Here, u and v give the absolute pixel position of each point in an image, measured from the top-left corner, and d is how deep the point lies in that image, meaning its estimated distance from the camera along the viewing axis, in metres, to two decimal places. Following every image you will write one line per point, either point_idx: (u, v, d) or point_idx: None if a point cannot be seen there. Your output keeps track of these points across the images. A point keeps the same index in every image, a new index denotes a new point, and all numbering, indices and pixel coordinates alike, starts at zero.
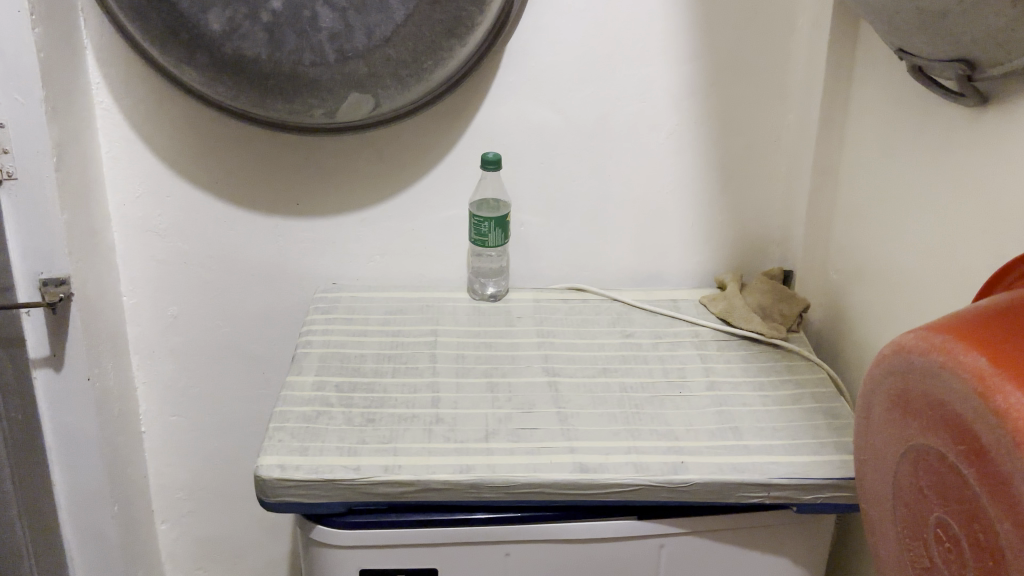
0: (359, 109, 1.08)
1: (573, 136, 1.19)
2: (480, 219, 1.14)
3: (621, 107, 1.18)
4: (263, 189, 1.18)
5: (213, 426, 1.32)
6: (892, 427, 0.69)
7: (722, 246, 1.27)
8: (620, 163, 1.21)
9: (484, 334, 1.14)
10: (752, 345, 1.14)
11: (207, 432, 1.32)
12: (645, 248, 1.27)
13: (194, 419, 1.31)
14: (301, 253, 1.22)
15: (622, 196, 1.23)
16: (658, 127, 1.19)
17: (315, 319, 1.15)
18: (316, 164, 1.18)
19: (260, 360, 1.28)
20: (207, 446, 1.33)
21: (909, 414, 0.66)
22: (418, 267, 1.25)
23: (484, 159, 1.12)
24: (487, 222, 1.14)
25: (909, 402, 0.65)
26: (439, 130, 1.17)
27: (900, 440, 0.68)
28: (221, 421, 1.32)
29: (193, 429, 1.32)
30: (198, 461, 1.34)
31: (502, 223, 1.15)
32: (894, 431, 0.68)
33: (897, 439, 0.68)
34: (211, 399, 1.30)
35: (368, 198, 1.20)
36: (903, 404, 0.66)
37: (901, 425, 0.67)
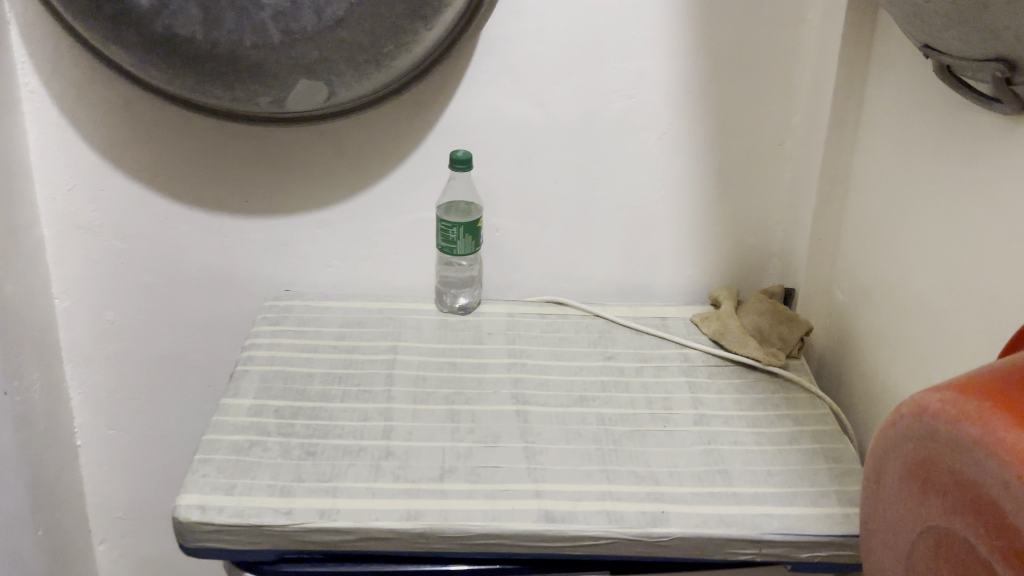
0: (311, 98, 0.96)
1: (554, 134, 1.07)
2: (449, 225, 1.03)
3: (607, 104, 1.06)
4: (208, 185, 1.07)
5: (156, 440, 1.21)
6: (908, 502, 0.57)
7: (717, 258, 1.16)
8: (605, 167, 1.10)
9: (448, 353, 1.02)
10: (748, 373, 1.02)
11: (147, 448, 1.21)
12: (632, 259, 1.15)
13: (134, 433, 1.20)
14: (251, 255, 1.11)
15: (607, 202, 1.12)
16: (648, 127, 1.08)
17: (261, 331, 1.03)
18: (267, 159, 1.06)
19: (206, 371, 1.17)
20: (148, 462, 1.22)
21: (930, 491, 0.54)
22: (381, 274, 1.13)
23: (453, 158, 1.00)
24: (456, 228, 1.02)
25: (931, 478, 0.54)
26: (406, 124, 1.05)
27: (917, 519, 0.56)
28: (164, 436, 1.20)
29: (133, 444, 1.20)
30: (138, 479, 1.23)
31: (473, 228, 1.03)
32: (911, 506, 0.57)
33: (914, 515, 0.56)
34: (152, 412, 1.19)
35: (326, 197, 1.08)
36: (922, 478, 0.55)
37: (919, 502, 0.55)
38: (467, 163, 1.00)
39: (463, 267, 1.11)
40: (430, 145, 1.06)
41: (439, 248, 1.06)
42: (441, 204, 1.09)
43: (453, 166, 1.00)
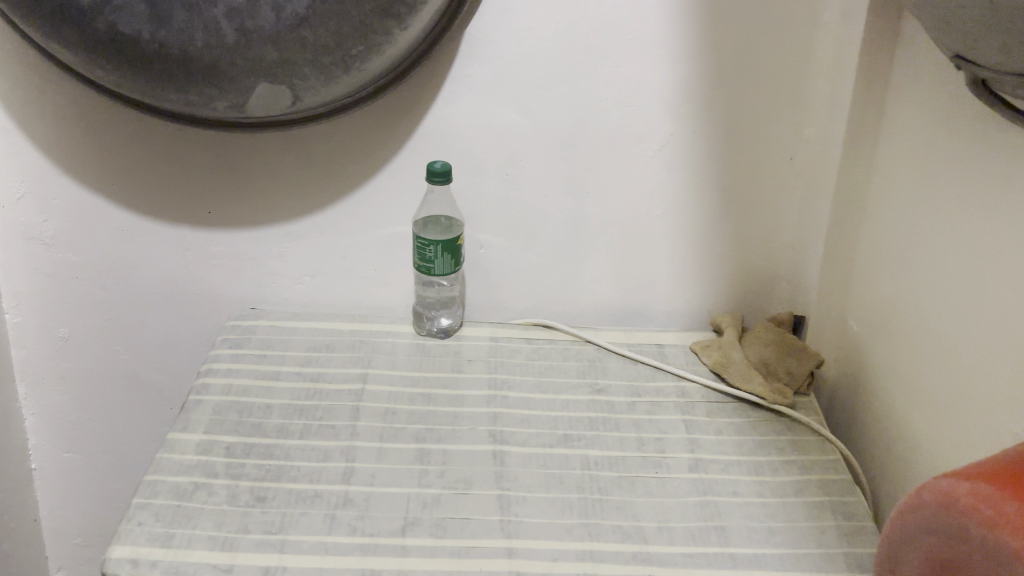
0: (274, 103, 0.87)
1: (543, 144, 0.98)
2: (426, 242, 0.94)
3: (601, 112, 0.97)
4: (168, 195, 0.98)
5: (115, 464, 1.13)
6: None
7: (720, 282, 1.06)
8: (598, 181, 1.01)
9: (423, 383, 0.94)
10: (751, 411, 0.93)
11: (106, 472, 1.13)
12: (628, 280, 1.06)
13: (91, 457, 1.12)
14: (214, 270, 1.02)
15: (601, 219, 1.03)
16: (645, 139, 0.99)
17: (220, 354, 0.95)
18: (231, 167, 0.97)
19: (167, 392, 1.09)
20: (106, 487, 1.14)
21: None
22: (355, 292, 1.05)
23: (429, 171, 0.91)
24: (434, 245, 0.94)
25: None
26: (382, 131, 0.96)
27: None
28: (124, 459, 1.13)
29: (90, 468, 1.13)
30: (97, 503, 1.15)
31: (452, 247, 0.94)
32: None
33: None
34: (110, 435, 1.11)
35: (295, 208, 1.00)
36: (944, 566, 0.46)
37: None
38: (445, 175, 0.91)
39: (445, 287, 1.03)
40: (408, 153, 0.98)
41: (415, 267, 0.97)
42: (420, 219, 1.00)
43: (430, 179, 0.92)
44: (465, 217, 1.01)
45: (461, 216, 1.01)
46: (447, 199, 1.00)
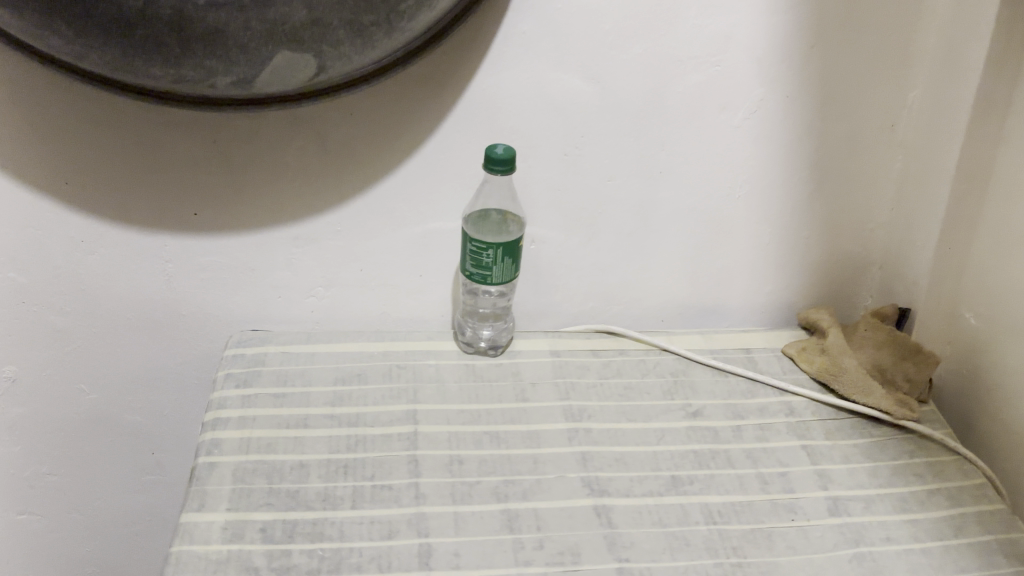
0: (292, 77, 0.67)
1: (610, 118, 0.80)
2: (483, 245, 0.75)
3: (682, 77, 0.79)
4: (145, 194, 0.77)
5: (87, 518, 0.93)
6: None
7: (803, 271, 0.92)
8: (673, 161, 0.84)
9: (485, 419, 0.76)
10: (872, 429, 0.79)
11: (75, 532, 0.93)
12: (702, 273, 0.91)
13: (55, 517, 0.92)
14: (204, 286, 0.82)
15: (673, 204, 0.86)
16: (728, 108, 0.82)
17: (227, 398, 0.76)
18: (224, 156, 0.77)
19: (147, 433, 0.90)
20: (77, 548, 0.95)
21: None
22: (380, 304, 0.86)
23: (490, 159, 0.72)
24: (493, 249, 0.75)
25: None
26: (415, 106, 0.77)
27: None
28: (98, 513, 0.93)
29: (54, 529, 0.93)
30: (65, 567, 0.96)
31: (514, 250, 0.76)
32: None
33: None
34: (78, 488, 0.91)
35: (306, 205, 0.80)
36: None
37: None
38: (509, 164, 0.73)
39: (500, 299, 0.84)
40: (448, 133, 0.79)
41: (465, 275, 0.79)
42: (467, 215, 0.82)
43: (489, 169, 0.73)
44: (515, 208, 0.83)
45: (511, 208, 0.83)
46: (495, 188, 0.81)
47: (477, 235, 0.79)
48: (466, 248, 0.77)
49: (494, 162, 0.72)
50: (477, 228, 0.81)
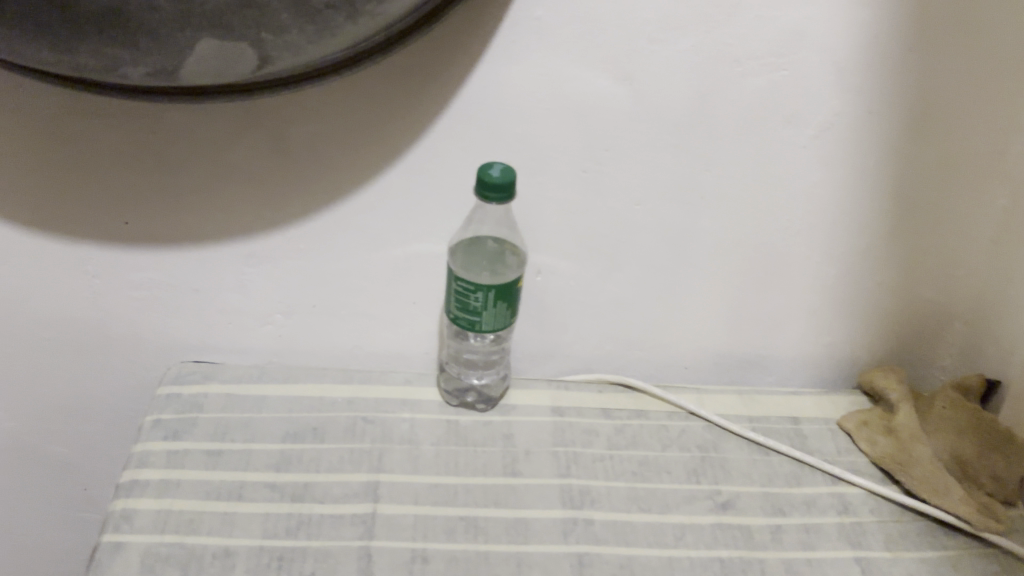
0: (227, 69, 0.52)
1: (643, 128, 0.64)
2: (470, 286, 0.60)
3: (739, 82, 0.62)
4: (62, 197, 0.63)
5: (11, 553, 0.81)
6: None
7: (871, 321, 0.75)
8: (719, 184, 0.67)
9: (463, 500, 0.62)
10: (945, 540, 0.64)
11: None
12: (745, 316, 0.75)
13: None
14: (139, 308, 0.68)
15: (716, 236, 0.70)
16: (794, 122, 0.64)
17: (150, 453, 0.62)
18: (159, 155, 0.62)
19: (78, 466, 0.77)
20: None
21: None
22: (352, 338, 0.72)
23: (483, 183, 0.57)
24: (483, 292, 0.60)
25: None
26: (398, 105, 0.61)
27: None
28: (28, 545, 0.81)
29: None
30: None
31: (511, 294, 0.61)
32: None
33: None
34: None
35: (262, 219, 0.65)
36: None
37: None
38: (507, 190, 0.57)
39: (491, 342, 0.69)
40: (438, 138, 0.63)
41: (449, 318, 0.63)
42: (456, 245, 0.67)
43: (481, 194, 0.57)
44: (518, 235, 0.68)
45: (513, 236, 0.67)
46: (496, 211, 0.66)
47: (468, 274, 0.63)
48: (451, 286, 0.62)
49: (487, 187, 0.57)
50: (468, 264, 0.65)
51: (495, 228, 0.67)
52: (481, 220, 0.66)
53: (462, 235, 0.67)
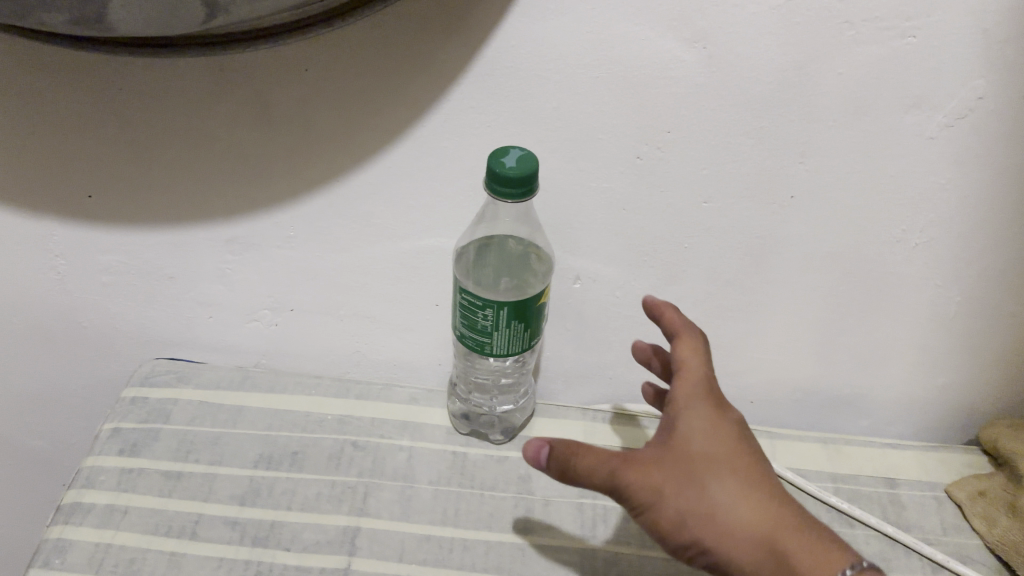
0: (168, 17, 0.40)
1: (717, 106, 0.49)
2: (476, 300, 0.48)
3: (849, 51, 0.46)
4: (14, 164, 0.53)
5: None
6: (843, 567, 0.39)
7: (1004, 364, 0.59)
8: (814, 182, 0.52)
9: (458, 560, 0.50)
10: None
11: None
12: (832, 345, 0.60)
13: None
14: (109, 294, 0.59)
15: (803, 246, 0.55)
16: (921, 106, 0.48)
17: (101, 471, 0.53)
18: (123, 120, 0.51)
19: (54, 462, 0.68)
20: None
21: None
22: (351, 341, 0.62)
23: (495, 175, 0.44)
24: (492, 309, 0.47)
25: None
26: (401, 68, 0.48)
27: (728, 498, 0.39)
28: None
29: None
30: None
31: (527, 314, 0.48)
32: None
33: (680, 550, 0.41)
34: None
35: (243, 199, 0.54)
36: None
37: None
38: (529, 184, 0.44)
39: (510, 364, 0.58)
40: (452, 111, 0.50)
41: (456, 334, 0.52)
42: (467, 246, 0.55)
43: (492, 190, 0.44)
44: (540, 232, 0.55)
45: (534, 234, 0.55)
46: (511, 210, 0.53)
47: (489, 292, 0.54)
48: (457, 298, 0.50)
49: (500, 181, 0.44)
50: (480, 274, 0.55)
51: (511, 227, 0.54)
52: (493, 218, 0.54)
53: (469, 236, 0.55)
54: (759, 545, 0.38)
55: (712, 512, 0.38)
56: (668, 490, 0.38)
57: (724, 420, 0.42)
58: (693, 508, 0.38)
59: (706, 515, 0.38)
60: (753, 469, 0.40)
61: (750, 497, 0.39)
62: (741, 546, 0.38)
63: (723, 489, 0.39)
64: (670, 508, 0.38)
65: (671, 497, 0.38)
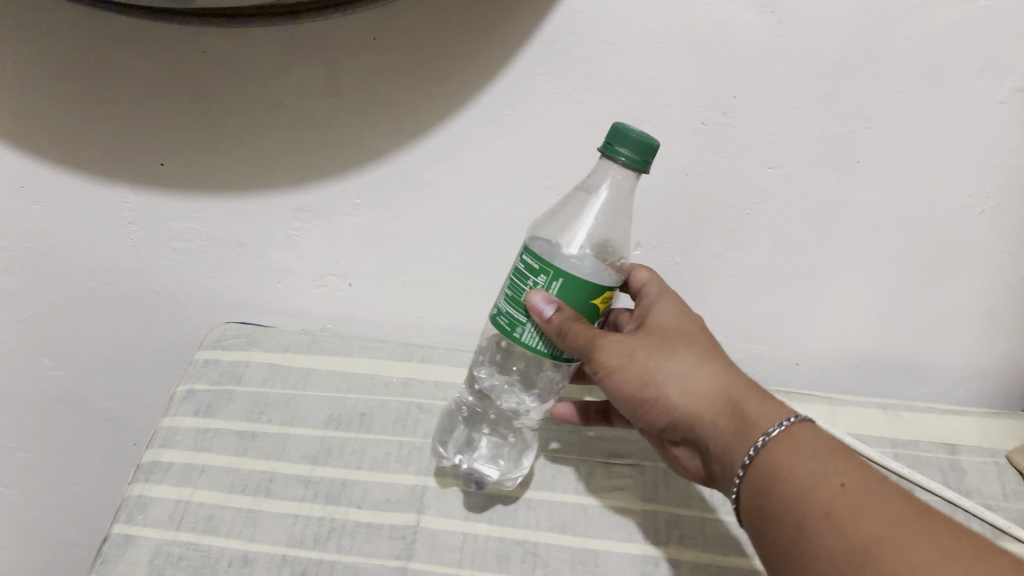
0: None
1: (784, 71, 0.49)
2: (534, 262, 0.41)
3: (920, 13, 0.46)
4: (93, 135, 0.54)
5: (66, 511, 0.75)
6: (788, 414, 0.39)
7: None
8: (881, 147, 0.51)
9: (524, 519, 0.51)
10: None
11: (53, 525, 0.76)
12: (893, 310, 0.60)
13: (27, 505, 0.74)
14: (182, 260, 0.61)
15: (868, 212, 0.55)
16: (994, 70, 0.47)
17: (177, 431, 0.55)
18: (194, 90, 0.52)
19: (130, 424, 0.71)
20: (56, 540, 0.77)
21: (802, 537, 0.35)
22: (415, 305, 0.63)
23: (631, 135, 0.39)
24: (546, 276, 0.41)
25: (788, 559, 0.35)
26: (466, 36, 0.49)
27: (694, 361, 0.42)
28: (77, 504, 0.75)
29: (28, 515, 0.75)
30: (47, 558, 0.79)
31: (580, 309, 0.42)
32: (819, 471, 0.36)
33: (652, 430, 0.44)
34: (51, 478, 0.73)
35: (310, 168, 0.55)
36: (874, 557, 0.31)
37: (832, 509, 0.34)
38: (631, 171, 0.41)
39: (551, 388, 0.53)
40: (519, 79, 0.50)
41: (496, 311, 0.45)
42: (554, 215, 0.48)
43: (637, 158, 0.39)
44: (621, 231, 0.46)
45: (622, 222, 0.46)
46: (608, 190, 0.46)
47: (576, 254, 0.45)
48: (516, 263, 0.44)
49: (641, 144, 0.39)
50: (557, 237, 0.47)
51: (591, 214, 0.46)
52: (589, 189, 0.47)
53: (554, 225, 0.48)
54: (717, 399, 0.41)
55: (676, 369, 0.42)
56: (639, 353, 0.42)
57: (690, 317, 0.46)
58: (660, 367, 0.42)
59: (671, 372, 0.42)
60: (717, 352, 0.44)
61: (709, 361, 0.42)
62: (702, 401, 0.41)
63: (686, 354, 0.42)
64: (641, 366, 0.42)
65: (642, 356, 0.42)
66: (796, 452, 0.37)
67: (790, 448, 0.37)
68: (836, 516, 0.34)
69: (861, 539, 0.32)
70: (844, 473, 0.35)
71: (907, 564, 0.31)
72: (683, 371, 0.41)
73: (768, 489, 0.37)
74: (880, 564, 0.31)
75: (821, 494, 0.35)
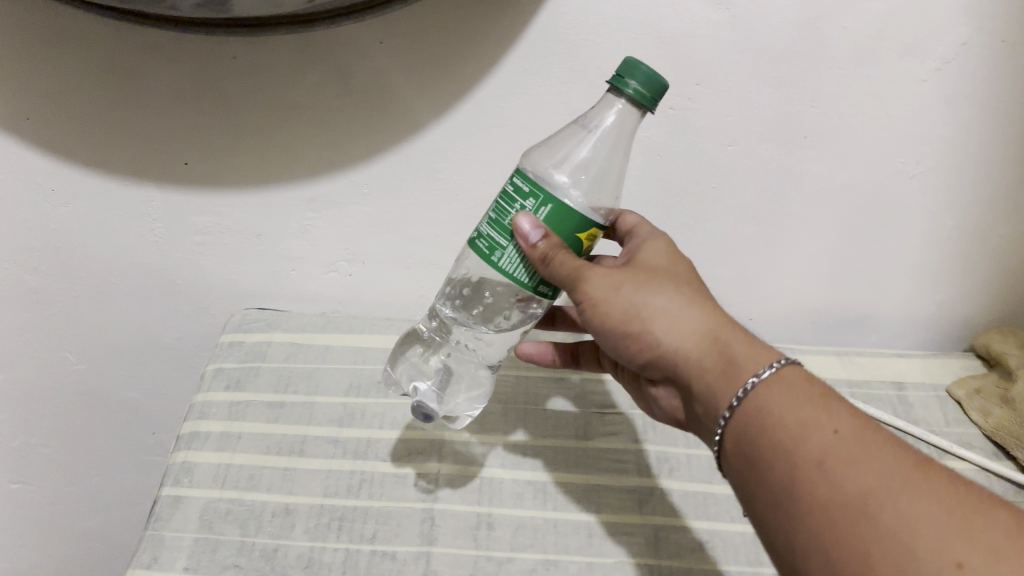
0: None
1: (740, 59, 0.56)
2: (524, 185, 0.45)
3: (852, 6, 0.54)
4: (122, 138, 0.60)
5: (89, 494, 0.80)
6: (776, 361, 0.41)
7: (989, 279, 0.68)
8: (825, 123, 0.60)
9: (533, 463, 0.58)
10: None
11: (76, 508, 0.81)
12: (841, 270, 0.68)
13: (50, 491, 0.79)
14: (202, 252, 0.66)
15: (815, 182, 0.63)
16: (916, 53, 0.56)
17: (211, 404, 0.61)
18: (218, 93, 0.58)
19: (150, 408, 0.76)
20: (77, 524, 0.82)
21: (790, 485, 0.36)
22: (417, 284, 0.70)
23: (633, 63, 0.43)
24: (535, 199, 0.44)
25: (776, 509, 0.37)
26: (465, 37, 0.55)
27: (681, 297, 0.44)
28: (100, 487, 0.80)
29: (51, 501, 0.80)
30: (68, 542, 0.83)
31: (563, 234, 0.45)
32: (812, 421, 0.37)
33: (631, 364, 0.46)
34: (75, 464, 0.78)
35: (323, 161, 0.61)
36: (869, 511, 0.33)
37: (825, 459, 0.35)
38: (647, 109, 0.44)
39: (510, 329, 0.54)
40: (511, 74, 0.57)
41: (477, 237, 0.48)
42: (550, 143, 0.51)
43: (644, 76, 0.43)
44: (608, 176, 0.49)
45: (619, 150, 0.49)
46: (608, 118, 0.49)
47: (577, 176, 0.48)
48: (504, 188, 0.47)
49: (650, 80, 0.43)
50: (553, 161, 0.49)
51: (590, 147, 0.48)
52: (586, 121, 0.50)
53: (546, 152, 0.50)
54: (704, 336, 0.42)
55: (663, 304, 0.44)
56: (626, 286, 0.44)
57: (678, 259, 0.48)
58: (647, 302, 0.44)
59: (659, 305, 0.43)
60: (704, 295, 0.46)
61: (696, 301, 0.44)
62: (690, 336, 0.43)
63: (672, 290, 0.44)
64: (627, 299, 0.44)
65: (629, 289, 0.44)
66: (788, 401, 0.39)
67: (784, 399, 0.39)
68: (829, 465, 0.35)
69: (854, 489, 0.34)
70: (837, 422, 0.37)
71: (902, 519, 0.33)
72: (672, 313, 0.43)
73: (759, 436, 0.38)
74: (874, 517, 0.33)
75: (813, 445, 0.36)
